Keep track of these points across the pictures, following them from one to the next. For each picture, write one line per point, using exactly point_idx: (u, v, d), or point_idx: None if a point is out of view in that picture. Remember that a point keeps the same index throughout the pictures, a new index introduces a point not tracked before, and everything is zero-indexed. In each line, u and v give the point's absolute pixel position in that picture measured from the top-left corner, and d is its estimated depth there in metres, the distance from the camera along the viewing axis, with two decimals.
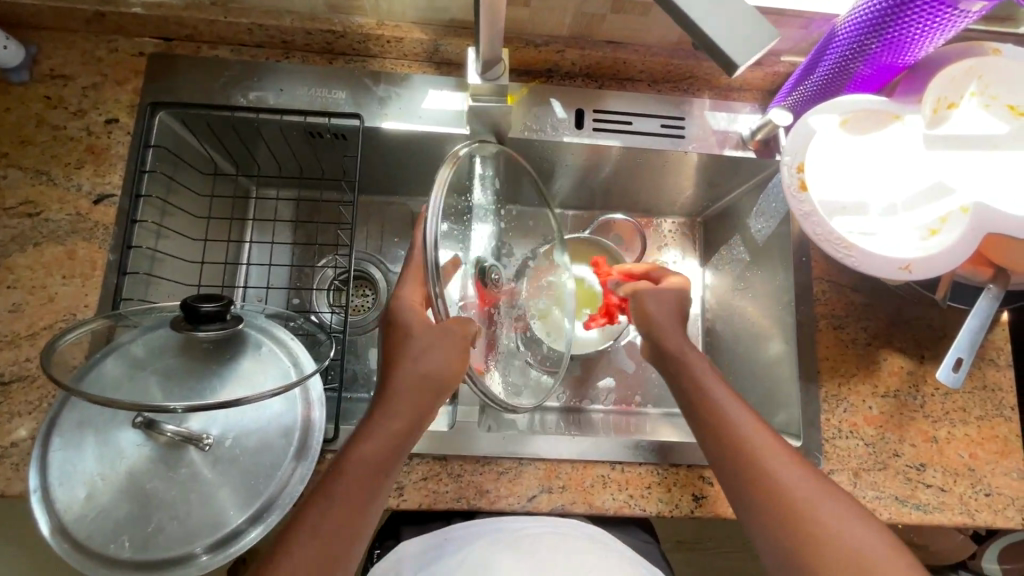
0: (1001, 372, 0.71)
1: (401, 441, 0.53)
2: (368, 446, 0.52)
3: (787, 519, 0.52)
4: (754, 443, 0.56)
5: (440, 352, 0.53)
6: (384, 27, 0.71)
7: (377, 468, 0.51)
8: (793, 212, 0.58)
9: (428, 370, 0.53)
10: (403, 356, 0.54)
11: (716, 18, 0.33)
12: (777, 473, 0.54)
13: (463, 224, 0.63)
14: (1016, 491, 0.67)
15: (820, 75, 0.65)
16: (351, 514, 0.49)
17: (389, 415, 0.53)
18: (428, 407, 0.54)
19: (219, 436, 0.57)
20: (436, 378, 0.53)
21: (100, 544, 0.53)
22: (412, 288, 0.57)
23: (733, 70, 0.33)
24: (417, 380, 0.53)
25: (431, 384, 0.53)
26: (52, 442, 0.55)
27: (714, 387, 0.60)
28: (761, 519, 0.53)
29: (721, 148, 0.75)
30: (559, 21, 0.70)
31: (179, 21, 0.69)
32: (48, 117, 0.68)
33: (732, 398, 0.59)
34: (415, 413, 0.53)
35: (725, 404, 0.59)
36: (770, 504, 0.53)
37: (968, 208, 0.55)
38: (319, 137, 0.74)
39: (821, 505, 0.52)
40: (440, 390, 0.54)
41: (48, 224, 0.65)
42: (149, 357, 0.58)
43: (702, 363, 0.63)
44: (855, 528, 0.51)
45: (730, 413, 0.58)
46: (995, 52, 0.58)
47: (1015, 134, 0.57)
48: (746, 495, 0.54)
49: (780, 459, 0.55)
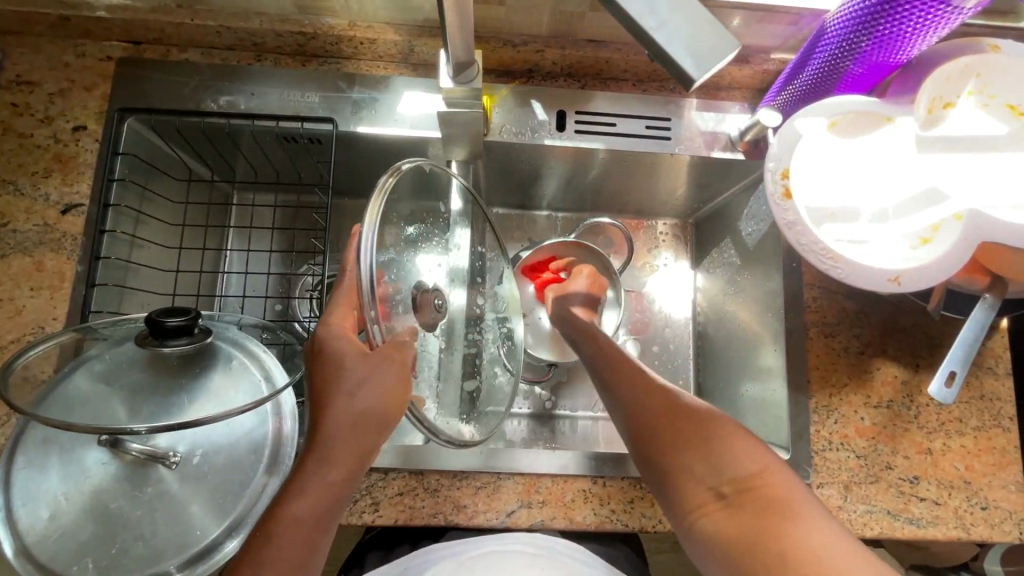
0: (999, 381, 0.69)
1: (341, 489, 0.48)
2: (307, 488, 0.46)
3: (663, 446, 0.52)
4: (641, 392, 0.58)
5: (380, 392, 0.48)
6: (356, 29, 0.68)
7: (321, 506, 0.46)
8: (777, 221, 0.56)
9: (364, 404, 0.48)
10: (340, 394, 0.48)
11: (669, 25, 0.31)
12: (656, 405, 0.55)
13: (421, 244, 0.59)
14: (1013, 505, 0.65)
15: (808, 75, 0.63)
16: (289, 563, 0.45)
17: (325, 461, 0.47)
18: (374, 445, 0.49)
19: (187, 454, 0.56)
20: (378, 413, 0.48)
21: (63, 566, 0.51)
22: (341, 313, 0.53)
23: (689, 87, 0.31)
24: (355, 419, 0.48)
25: (370, 420, 0.48)
26: (15, 461, 0.54)
27: (609, 352, 0.64)
28: (647, 452, 0.54)
29: (709, 150, 0.73)
30: (536, 19, 0.68)
31: (145, 25, 0.67)
32: (13, 125, 0.66)
33: (629, 364, 0.62)
34: (355, 455, 0.48)
35: (614, 363, 0.62)
36: (651, 436, 0.54)
37: (962, 215, 0.52)
38: (293, 141, 0.71)
39: (715, 442, 0.51)
40: (385, 425, 0.49)
41: (15, 235, 0.64)
42: (114, 372, 0.56)
43: (607, 345, 0.66)
44: (741, 455, 0.50)
45: (621, 370, 0.61)
46: (993, 49, 0.56)
47: (1014, 136, 0.54)
48: (634, 436, 0.55)
49: (665, 398, 0.56)
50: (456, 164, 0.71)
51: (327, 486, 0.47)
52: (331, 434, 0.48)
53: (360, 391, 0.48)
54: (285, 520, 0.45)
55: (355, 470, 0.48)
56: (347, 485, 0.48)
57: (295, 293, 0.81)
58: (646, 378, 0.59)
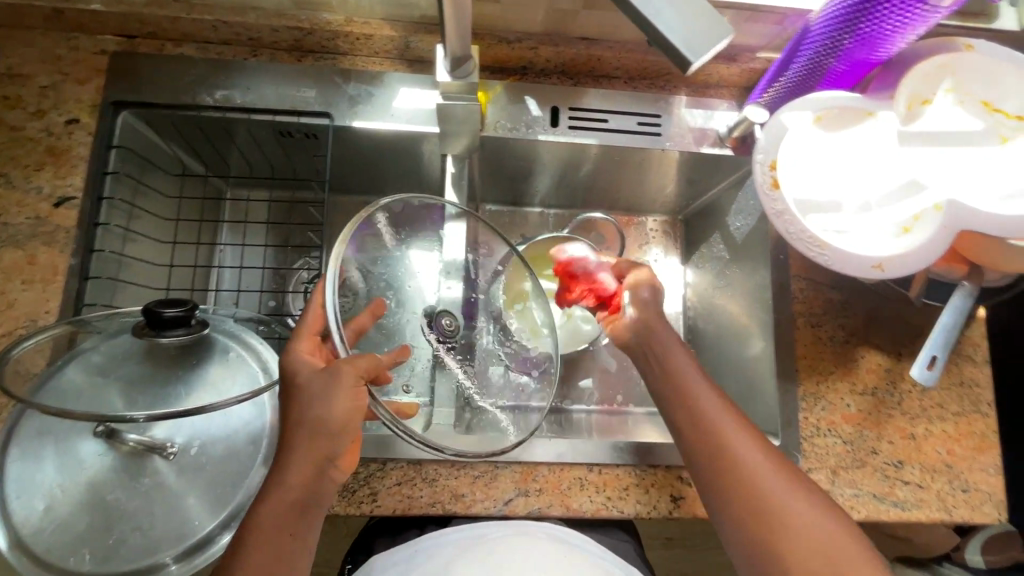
0: (978, 369, 0.71)
1: (303, 499, 0.49)
2: (274, 498, 0.48)
3: (740, 489, 0.53)
4: (722, 427, 0.56)
5: (339, 403, 0.48)
6: (352, 25, 0.69)
7: (291, 514, 0.48)
8: (766, 210, 0.58)
9: (315, 415, 0.48)
10: (303, 401, 0.48)
11: (668, 14, 0.33)
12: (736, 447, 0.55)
13: (408, 252, 0.63)
14: (992, 487, 0.67)
15: (793, 72, 0.65)
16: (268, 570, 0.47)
17: (282, 473, 0.48)
18: (332, 455, 0.49)
19: (185, 445, 0.56)
20: (329, 422, 0.48)
21: (60, 558, 0.51)
22: (303, 339, 0.52)
23: (684, 70, 0.33)
24: (314, 430, 0.48)
25: (330, 432, 0.48)
26: (8, 453, 0.53)
27: (678, 364, 0.61)
28: (721, 493, 0.54)
29: (698, 146, 0.75)
30: (531, 17, 0.69)
31: (140, 19, 0.67)
32: (3, 117, 0.66)
33: (708, 388, 0.59)
34: (312, 465, 0.49)
35: (689, 385, 0.59)
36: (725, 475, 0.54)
37: (941, 206, 0.54)
38: (289, 136, 0.72)
39: (774, 488, 0.53)
40: (337, 433, 0.49)
41: (7, 228, 0.63)
42: (111, 364, 0.56)
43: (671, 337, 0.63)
44: (799, 504, 0.52)
45: (698, 397, 0.58)
46: (967, 48, 0.58)
47: (987, 132, 0.57)
48: (706, 468, 0.55)
49: (741, 437, 0.56)
50: (451, 160, 0.71)
51: (290, 493, 0.48)
52: (292, 445, 0.49)
53: (317, 403, 0.48)
54: (257, 526, 0.48)
55: (315, 480, 0.49)
56: (310, 493, 0.49)
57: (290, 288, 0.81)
58: (721, 408, 0.58)
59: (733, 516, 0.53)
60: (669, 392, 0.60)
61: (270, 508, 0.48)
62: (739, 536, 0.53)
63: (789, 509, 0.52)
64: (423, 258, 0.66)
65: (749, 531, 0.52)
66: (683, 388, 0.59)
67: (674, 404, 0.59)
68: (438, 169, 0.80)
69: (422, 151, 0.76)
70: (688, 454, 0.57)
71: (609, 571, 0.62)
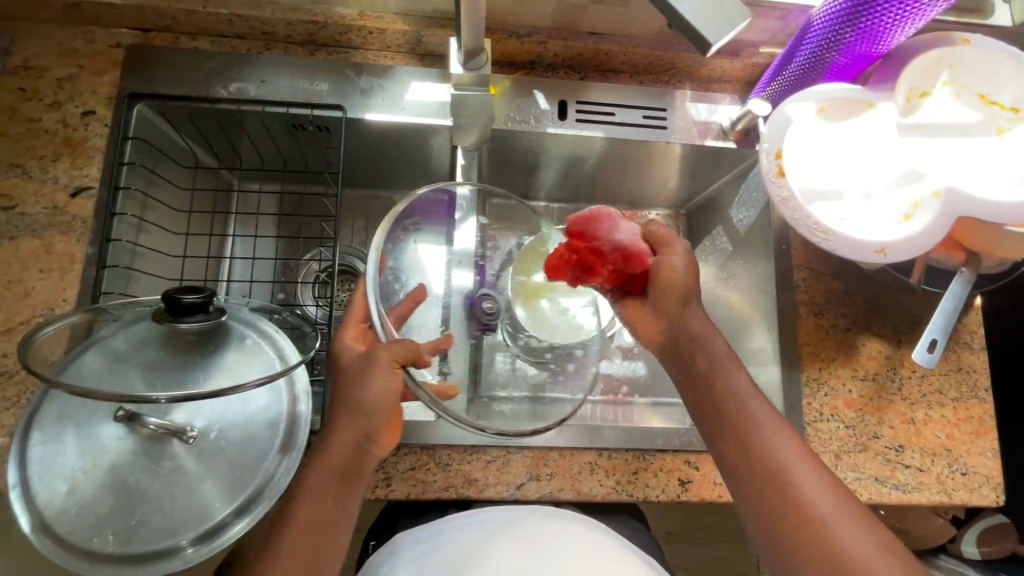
0: (975, 355, 0.73)
1: (345, 474, 0.53)
2: (318, 474, 0.53)
3: (786, 504, 0.54)
4: (772, 444, 0.57)
5: (377, 385, 0.53)
6: (365, 19, 0.71)
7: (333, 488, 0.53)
8: (772, 197, 0.59)
9: (359, 395, 0.53)
10: (347, 383, 0.54)
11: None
12: (785, 463, 0.55)
13: (416, 243, 0.64)
14: (990, 470, 0.69)
15: (796, 65, 0.66)
16: (314, 537, 0.52)
17: (326, 448, 0.53)
18: (370, 432, 0.54)
19: (204, 429, 0.57)
20: (369, 402, 0.53)
21: (83, 539, 0.52)
22: (349, 328, 0.58)
23: (706, 52, 0.34)
24: (354, 409, 0.53)
25: (368, 412, 0.53)
26: (30, 437, 0.54)
27: (728, 378, 0.61)
28: (767, 506, 0.55)
29: (702, 139, 0.76)
30: (540, 11, 0.71)
31: (157, 12, 0.68)
32: (21, 109, 0.66)
33: (759, 402, 0.60)
34: (352, 441, 0.53)
35: (738, 398, 0.59)
36: (772, 490, 0.55)
37: (940, 192, 0.56)
38: (302, 129, 0.73)
39: (818, 503, 0.53)
40: (375, 413, 0.53)
41: (24, 218, 0.64)
42: (131, 350, 0.57)
43: (705, 326, 0.65)
44: (844, 520, 0.53)
45: (749, 412, 0.59)
46: (964, 42, 0.60)
47: (983, 123, 0.59)
48: (752, 483, 0.56)
49: (790, 453, 0.56)
50: (461, 151, 0.74)
51: (330, 468, 0.53)
52: (335, 422, 0.54)
53: (358, 385, 0.53)
54: (304, 499, 0.52)
55: (354, 457, 0.53)
56: (352, 468, 0.53)
57: (300, 279, 0.82)
58: (762, 418, 0.58)
59: (760, 521, 0.55)
60: (718, 405, 0.60)
61: (313, 483, 0.52)
62: (782, 548, 0.54)
63: (833, 523, 0.52)
64: (431, 254, 0.66)
65: (792, 544, 0.53)
66: (733, 403, 0.59)
67: (722, 418, 0.59)
68: (447, 162, 0.81)
69: (432, 144, 0.77)
70: (734, 467, 0.58)
71: (628, 556, 0.63)
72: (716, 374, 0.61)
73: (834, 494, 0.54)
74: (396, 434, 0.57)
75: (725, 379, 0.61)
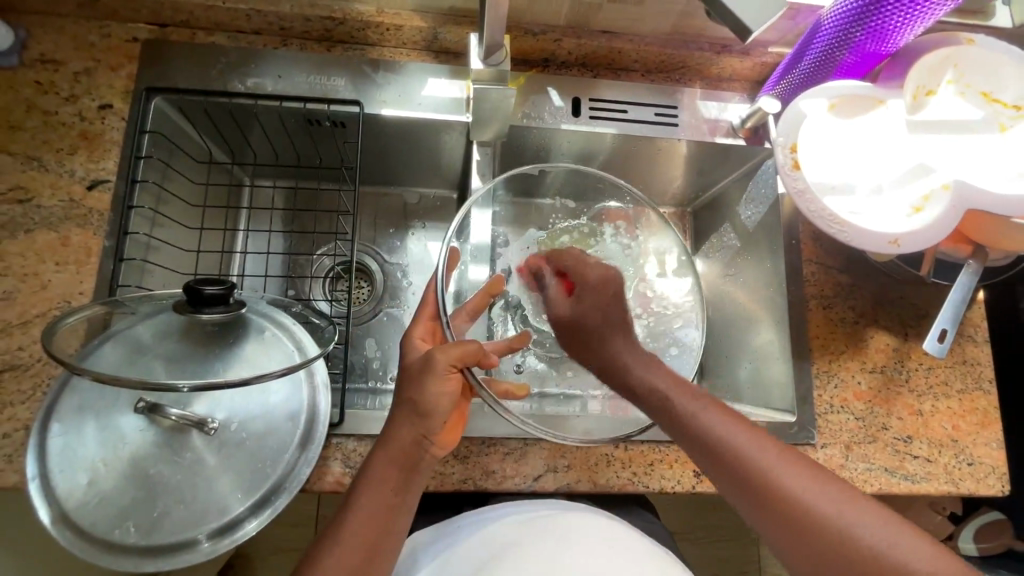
0: (979, 347, 0.75)
1: (405, 473, 0.53)
2: (377, 469, 0.52)
3: (772, 503, 0.49)
4: (727, 435, 0.52)
5: (436, 389, 0.53)
6: (383, 15, 0.71)
7: (392, 485, 0.53)
8: (788, 190, 0.61)
9: (418, 395, 0.53)
10: (407, 382, 0.54)
11: None
12: (743, 452, 0.51)
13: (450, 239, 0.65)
14: (996, 460, 0.70)
15: (806, 64, 0.68)
16: (371, 533, 0.51)
17: (385, 445, 0.53)
18: (429, 431, 0.54)
19: (225, 421, 0.56)
20: (428, 401, 0.53)
21: (105, 531, 0.52)
22: (417, 325, 0.60)
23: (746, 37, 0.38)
24: (413, 409, 0.53)
25: (426, 413, 0.53)
26: (50, 429, 0.54)
27: (652, 371, 0.58)
28: (750, 505, 0.50)
29: (712, 136, 0.78)
30: (556, 10, 0.72)
31: (175, 7, 0.68)
32: (38, 103, 0.67)
33: (691, 393, 0.55)
34: (410, 439, 0.53)
35: (673, 394, 0.55)
36: (749, 488, 0.50)
37: (949, 186, 0.58)
38: (318, 124, 0.74)
39: (794, 485, 0.49)
40: (431, 412, 0.53)
41: (40, 211, 0.64)
42: (153, 342, 0.55)
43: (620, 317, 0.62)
44: (826, 495, 0.48)
45: (694, 410, 0.54)
46: (969, 42, 0.62)
47: (986, 120, 0.61)
48: (727, 485, 0.51)
49: (747, 438, 0.52)
50: (476, 146, 0.75)
51: (391, 464, 0.53)
52: (395, 419, 0.54)
53: (416, 387, 0.53)
54: (363, 495, 0.52)
55: (412, 455, 0.53)
56: (409, 467, 0.53)
57: (310, 274, 0.83)
58: (718, 414, 0.53)
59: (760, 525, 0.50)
60: (660, 410, 0.55)
61: (373, 480, 0.52)
62: (788, 549, 0.48)
63: (818, 503, 0.48)
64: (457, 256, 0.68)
65: (785, 535, 0.48)
66: (670, 401, 0.55)
67: (666, 423, 0.55)
68: (459, 159, 0.82)
69: (445, 140, 0.78)
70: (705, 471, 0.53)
71: (649, 546, 0.64)
72: (630, 367, 0.58)
73: (803, 468, 0.50)
74: (457, 432, 0.57)
75: (648, 374, 0.57)
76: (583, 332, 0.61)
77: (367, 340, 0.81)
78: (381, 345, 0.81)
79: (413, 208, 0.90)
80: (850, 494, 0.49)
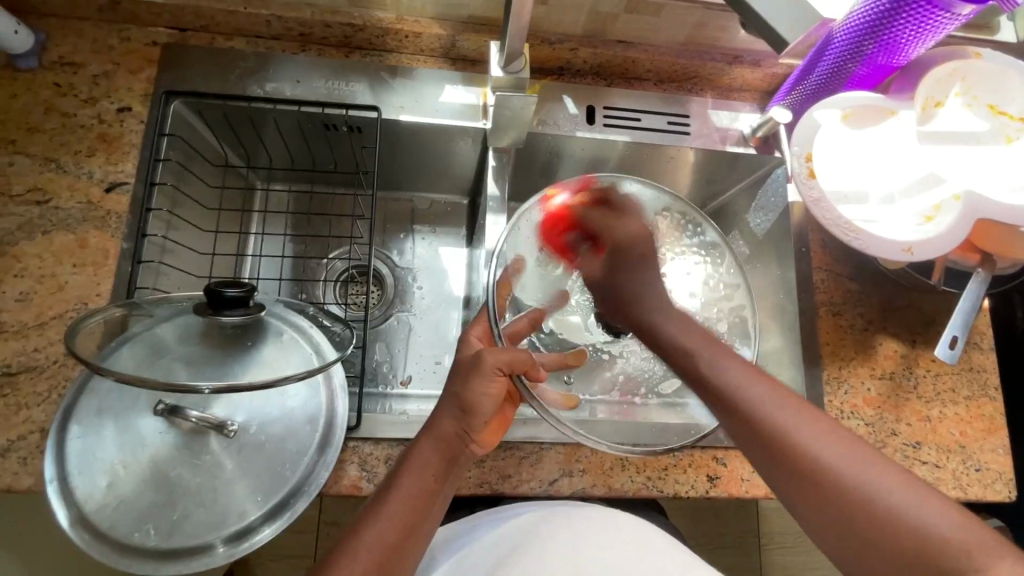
0: (985, 355, 0.76)
1: (444, 467, 0.54)
2: (418, 458, 0.53)
3: (753, 425, 0.49)
4: (730, 377, 0.52)
5: (480, 387, 0.54)
6: (403, 23, 0.73)
7: (433, 474, 0.53)
8: (803, 198, 0.63)
9: (467, 391, 0.54)
10: (455, 380, 0.55)
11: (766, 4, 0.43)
12: (718, 369, 0.52)
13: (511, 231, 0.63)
14: (1003, 466, 0.71)
15: (818, 75, 0.69)
16: (406, 523, 0.51)
17: (431, 439, 0.54)
18: (472, 427, 0.55)
19: (244, 424, 0.57)
20: (473, 398, 0.54)
21: (124, 534, 0.52)
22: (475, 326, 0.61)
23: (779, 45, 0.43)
24: (458, 405, 0.54)
25: (471, 410, 0.54)
26: (69, 430, 0.54)
27: (649, 286, 0.61)
28: (772, 472, 0.48)
29: (723, 144, 0.79)
30: (573, 20, 0.74)
31: (196, 11, 0.69)
32: (57, 105, 0.67)
33: (713, 349, 0.54)
34: (453, 431, 0.54)
35: (699, 347, 0.55)
36: (800, 478, 0.46)
37: (960, 196, 0.59)
38: (334, 129, 0.74)
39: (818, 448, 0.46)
40: (473, 410, 0.54)
41: (58, 212, 0.64)
42: (172, 344, 0.55)
43: (642, 268, 0.62)
44: (854, 461, 0.45)
45: (728, 376, 0.52)
46: (977, 55, 0.64)
47: (992, 132, 0.63)
48: (715, 402, 0.52)
49: (771, 399, 0.49)
50: (493, 153, 0.74)
51: (433, 454, 0.54)
52: (441, 411, 0.55)
53: (462, 383, 0.55)
54: (399, 486, 0.52)
55: (453, 445, 0.55)
56: (447, 461, 0.54)
57: (321, 278, 0.83)
58: (693, 338, 0.56)
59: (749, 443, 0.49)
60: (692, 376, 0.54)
61: (414, 465, 0.53)
62: (776, 477, 0.48)
63: (807, 439, 0.47)
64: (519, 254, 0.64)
65: (766, 457, 0.48)
66: (696, 360, 0.54)
67: (687, 378, 0.55)
68: (472, 165, 0.82)
69: (460, 146, 0.79)
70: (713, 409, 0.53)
71: (653, 530, 0.68)
72: (652, 323, 0.59)
73: (863, 451, 0.46)
74: (497, 433, 0.57)
75: (641, 285, 0.61)
76: (615, 289, 0.62)
77: (378, 343, 0.81)
78: (391, 349, 0.81)
79: (424, 214, 0.90)
80: (845, 433, 0.47)
